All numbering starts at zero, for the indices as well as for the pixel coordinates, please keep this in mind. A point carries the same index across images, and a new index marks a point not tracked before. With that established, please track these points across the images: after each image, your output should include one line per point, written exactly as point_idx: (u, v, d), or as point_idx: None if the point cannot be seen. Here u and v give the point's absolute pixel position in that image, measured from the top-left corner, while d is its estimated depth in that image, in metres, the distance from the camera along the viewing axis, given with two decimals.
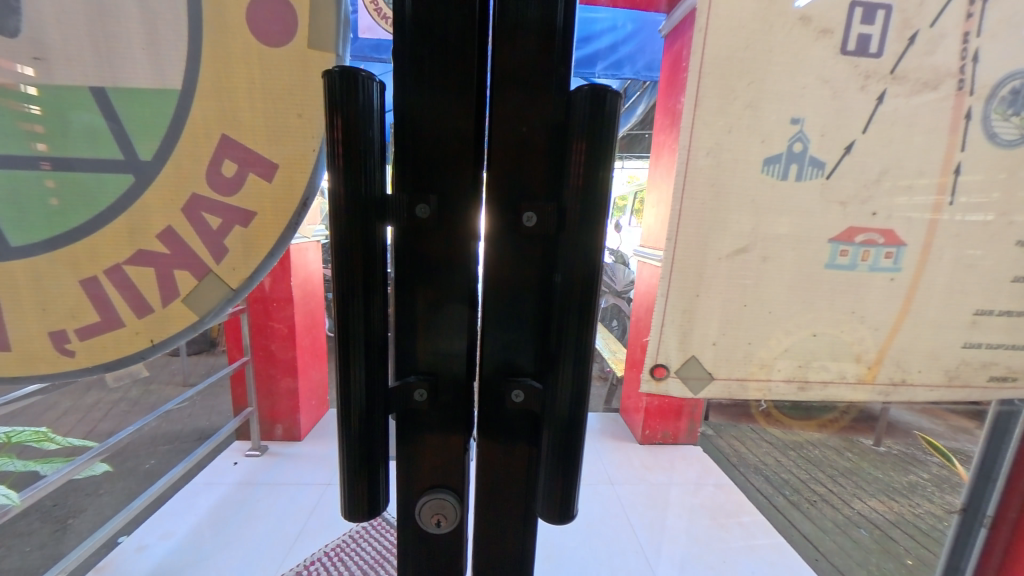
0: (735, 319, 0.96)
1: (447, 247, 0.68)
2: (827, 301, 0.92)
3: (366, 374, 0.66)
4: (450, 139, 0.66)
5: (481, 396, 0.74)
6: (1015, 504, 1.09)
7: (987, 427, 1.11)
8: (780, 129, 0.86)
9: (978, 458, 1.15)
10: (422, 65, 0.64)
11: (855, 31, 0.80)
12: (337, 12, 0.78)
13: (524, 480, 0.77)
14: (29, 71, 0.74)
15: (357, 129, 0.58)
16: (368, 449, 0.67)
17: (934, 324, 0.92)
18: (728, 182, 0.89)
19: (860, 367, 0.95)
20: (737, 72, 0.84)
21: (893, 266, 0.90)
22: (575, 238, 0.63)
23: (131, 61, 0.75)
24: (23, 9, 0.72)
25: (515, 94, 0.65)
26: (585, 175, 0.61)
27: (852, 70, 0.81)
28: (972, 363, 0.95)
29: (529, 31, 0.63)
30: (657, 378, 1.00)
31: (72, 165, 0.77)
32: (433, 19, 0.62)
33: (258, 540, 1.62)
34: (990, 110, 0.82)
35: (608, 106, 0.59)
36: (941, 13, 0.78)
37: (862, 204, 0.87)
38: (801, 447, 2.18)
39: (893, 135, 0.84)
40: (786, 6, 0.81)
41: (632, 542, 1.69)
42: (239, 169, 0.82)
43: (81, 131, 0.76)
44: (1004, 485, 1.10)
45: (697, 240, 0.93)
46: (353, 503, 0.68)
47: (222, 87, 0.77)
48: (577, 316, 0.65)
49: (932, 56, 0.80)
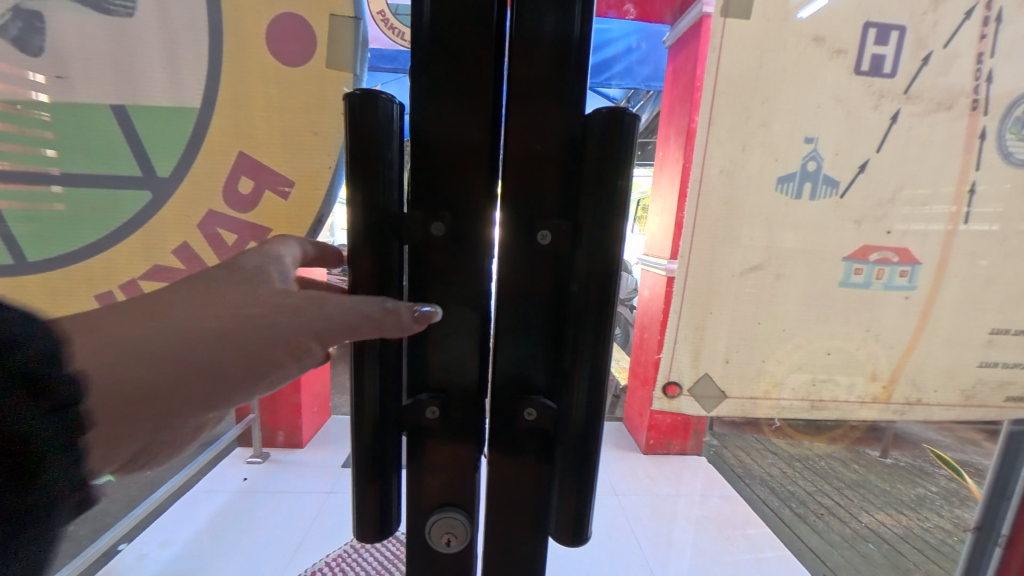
0: (747, 336, 0.95)
1: (459, 263, 0.68)
2: (841, 318, 0.92)
3: (380, 387, 0.66)
4: (466, 157, 0.65)
5: (494, 413, 0.73)
6: None
7: (1001, 446, 1.13)
8: (791, 147, 0.86)
9: (992, 477, 1.15)
10: (438, 80, 0.63)
11: (868, 51, 0.80)
12: (354, 33, 0.78)
13: (535, 498, 0.76)
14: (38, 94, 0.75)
15: (376, 147, 0.58)
16: (380, 462, 0.67)
17: (949, 342, 0.91)
18: (741, 200, 0.90)
19: (875, 386, 0.94)
20: (750, 91, 0.84)
21: (908, 284, 0.89)
22: (589, 255, 0.63)
23: (157, 81, 0.77)
24: (50, 27, 0.73)
25: (531, 112, 0.64)
26: (602, 195, 0.61)
27: (865, 89, 0.81)
28: (988, 382, 0.93)
29: (545, 52, 0.63)
30: (669, 396, 0.98)
31: (76, 182, 0.79)
32: (451, 38, 0.62)
33: (258, 549, 1.61)
34: (1004, 129, 0.82)
35: (624, 130, 0.59)
36: (954, 34, 0.78)
37: (876, 221, 0.87)
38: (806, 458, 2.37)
39: (907, 153, 0.83)
40: (793, 13, 0.79)
41: (638, 555, 1.65)
42: (255, 186, 0.82)
43: (104, 149, 0.78)
44: (1019, 503, 1.10)
45: (709, 256, 0.94)
46: (363, 521, 0.67)
47: (239, 104, 0.79)
48: (593, 338, 0.65)
49: (946, 76, 0.79)
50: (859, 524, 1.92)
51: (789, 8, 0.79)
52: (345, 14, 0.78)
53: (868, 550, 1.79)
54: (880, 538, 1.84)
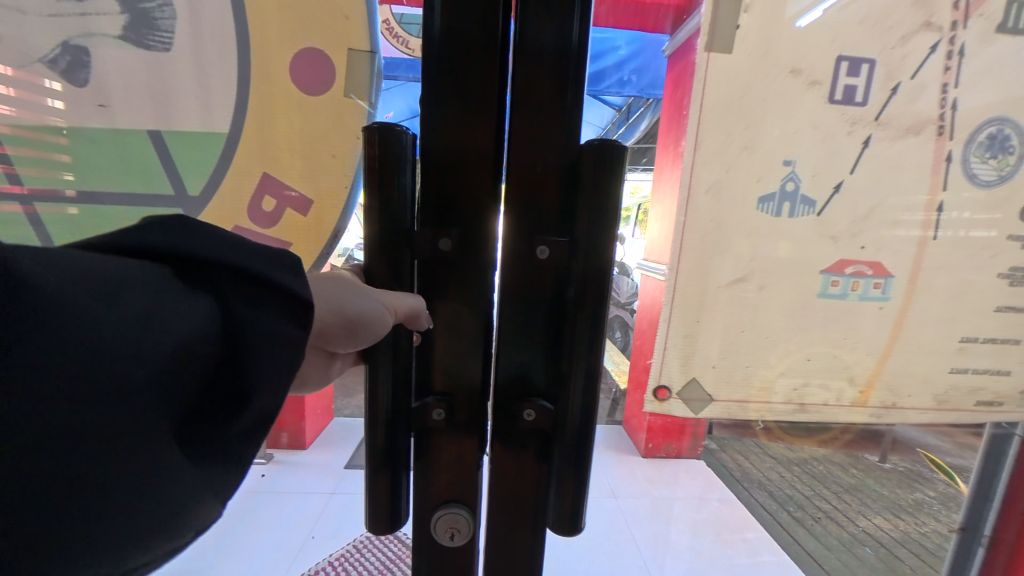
0: (734, 344, 1.01)
1: (465, 277, 0.74)
2: (821, 327, 0.98)
3: (392, 391, 0.72)
4: (473, 181, 0.71)
5: (496, 413, 0.79)
6: (1011, 528, 1.17)
7: (984, 449, 1.22)
8: (773, 169, 0.92)
9: (976, 480, 1.24)
10: (445, 109, 0.70)
11: (842, 82, 0.87)
12: (370, 67, 0.87)
13: (534, 493, 0.82)
14: (59, 105, 0.86)
15: (392, 173, 0.64)
16: (392, 457, 0.73)
17: (922, 350, 0.97)
18: (726, 217, 0.96)
19: (854, 391, 1.00)
20: (732, 118, 0.91)
21: (882, 295, 0.95)
22: (584, 272, 0.69)
23: (196, 111, 0.87)
24: (108, 66, 0.84)
25: (530, 140, 0.71)
26: (597, 217, 0.67)
27: (839, 117, 0.88)
28: (960, 388, 0.99)
29: (543, 87, 0.70)
30: (659, 399, 1.05)
31: (99, 199, 0.90)
32: (458, 75, 0.69)
33: (260, 551, 1.66)
34: (970, 153, 0.88)
35: (616, 159, 0.66)
36: (921, 66, 0.85)
37: (852, 237, 0.93)
38: (804, 462, 2.40)
39: (880, 175, 0.90)
40: (793, 21, 0.85)
41: (636, 557, 1.72)
42: (277, 204, 0.92)
43: (124, 172, 0.89)
44: (1001, 506, 1.20)
45: (699, 268, 1.00)
46: (376, 513, 0.74)
47: (266, 133, 0.89)
48: (586, 347, 0.71)
49: (915, 104, 0.86)
50: (857, 528, 1.99)
51: (788, 18, 0.85)
52: (362, 49, 0.86)
53: (865, 554, 1.86)
54: (876, 543, 1.91)
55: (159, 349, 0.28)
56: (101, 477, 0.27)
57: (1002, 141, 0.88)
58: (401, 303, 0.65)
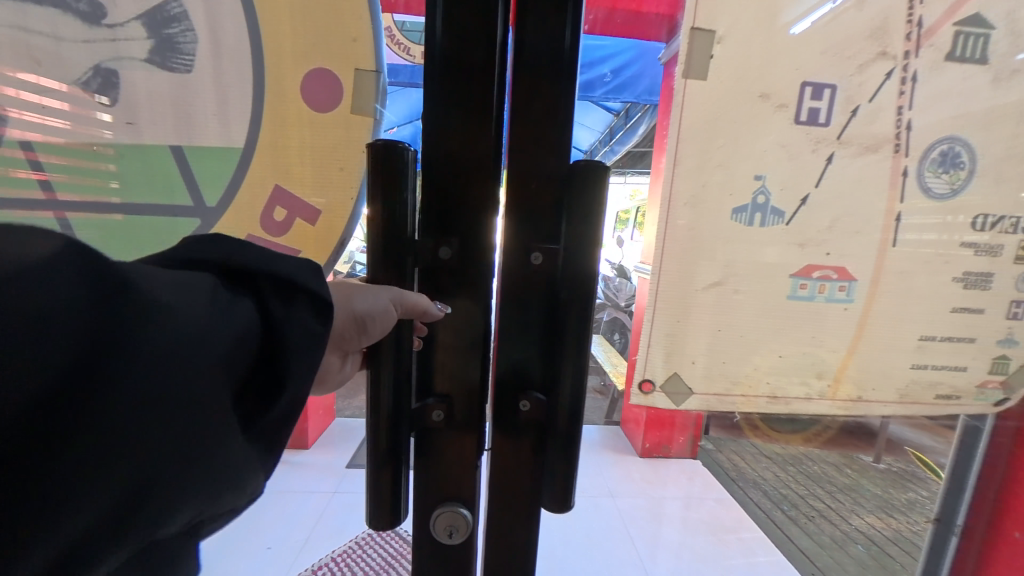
0: (713, 342, 1.10)
1: (464, 284, 0.83)
2: (791, 327, 1.07)
3: (394, 391, 0.79)
4: (470, 197, 0.80)
5: (496, 406, 0.88)
6: (982, 519, 1.26)
7: (957, 441, 1.30)
8: (746, 183, 1.02)
9: (951, 470, 1.33)
10: (446, 130, 0.79)
11: (807, 105, 0.96)
12: (375, 85, 0.96)
13: (529, 479, 0.91)
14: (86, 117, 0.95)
15: (396, 188, 0.72)
16: (395, 455, 0.81)
17: (884, 348, 1.06)
18: (704, 226, 1.05)
19: (823, 384, 1.09)
20: (708, 138, 1.00)
21: (846, 298, 1.04)
22: (572, 278, 0.78)
23: (218, 129, 0.96)
24: (145, 90, 0.94)
25: (524, 160, 0.81)
26: (582, 228, 0.76)
27: (804, 136, 0.97)
28: (920, 382, 1.08)
29: (536, 114, 0.80)
30: (645, 392, 1.15)
31: (123, 209, 0.99)
32: (455, 102, 0.78)
33: (266, 547, 1.76)
34: (924, 168, 0.98)
35: (599, 177, 0.75)
36: (878, 91, 0.94)
37: (817, 245, 1.03)
38: (799, 462, 2.22)
39: (842, 189, 0.99)
40: (787, 28, 0.94)
41: (631, 554, 1.82)
42: (288, 214, 1.01)
43: (146, 183, 0.98)
44: (972, 497, 1.28)
45: (680, 273, 1.09)
46: (379, 506, 0.81)
47: (277, 148, 0.98)
48: (575, 345, 0.80)
49: (873, 125, 0.96)
50: (850, 526, 2.03)
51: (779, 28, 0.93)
52: (369, 69, 0.96)
53: (857, 552, 1.94)
54: (868, 540, 1.98)
55: (220, 332, 0.37)
56: (194, 428, 0.34)
57: (953, 158, 0.97)
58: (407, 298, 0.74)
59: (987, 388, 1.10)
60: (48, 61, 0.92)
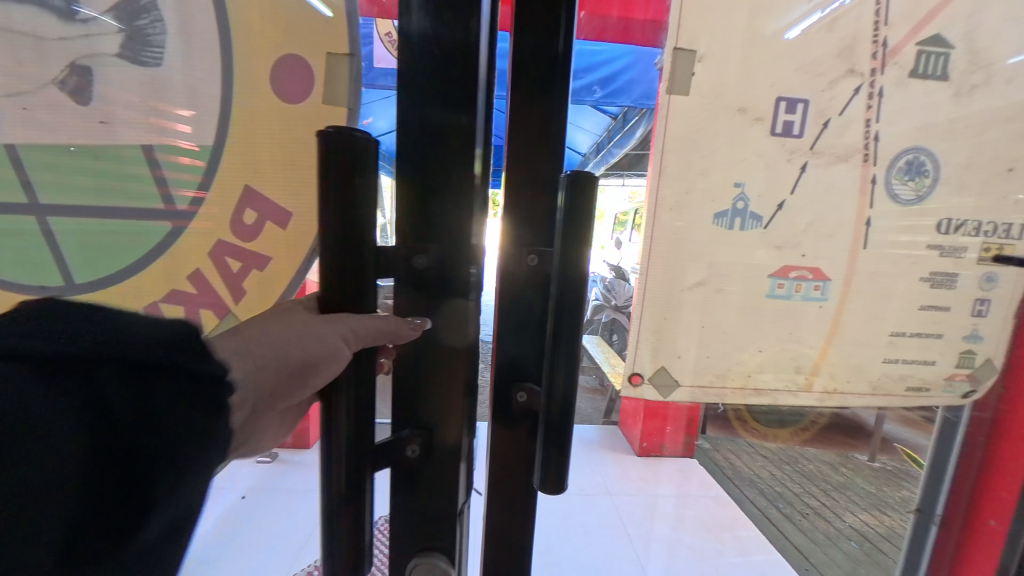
0: (697, 338, 1.17)
1: (449, 293, 0.86)
2: (771, 324, 1.15)
3: (354, 414, 0.71)
4: (449, 206, 0.84)
5: (497, 395, 0.96)
6: (959, 507, 1.32)
7: (937, 432, 1.34)
8: (728, 190, 1.09)
9: (932, 460, 1.37)
10: (434, 141, 0.84)
11: (782, 118, 1.04)
12: (346, 75, 0.98)
13: (525, 469, 0.97)
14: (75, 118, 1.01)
15: (353, 181, 0.62)
16: (357, 490, 0.72)
17: (857, 342, 1.14)
18: (690, 231, 1.12)
19: (800, 377, 1.17)
20: (691, 148, 1.07)
21: (821, 296, 1.12)
22: (561, 281, 0.84)
23: (192, 131, 1.01)
24: (160, 104, 1.01)
25: (518, 170, 0.88)
26: (568, 234, 0.81)
27: (780, 147, 1.05)
28: (892, 375, 1.16)
29: (529, 129, 0.88)
30: (634, 384, 1.21)
31: (105, 210, 1.04)
32: (428, 112, 0.83)
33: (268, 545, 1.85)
34: (891, 176, 1.06)
35: (585, 186, 0.78)
36: (848, 105, 1.02)
37: (793, 247, 1.10)
38: (794, 461, 2.47)
39: (815, 195, 1.07)
40: (783, 34, 1.01)
41: (626, 546, 1.90)
42: (258, 217, 1.04)
43: (123, 183, 1.03)
44: (950, 485, 1.33)
45: (666, 274, 1.15)
46: (335, 550, 0.71)
47: (250, 145, 1.02)
48: (566, 346, 0.84)
49: (843, 137, 1.04)
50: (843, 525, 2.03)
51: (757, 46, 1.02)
52: (341, 52, 0.98)
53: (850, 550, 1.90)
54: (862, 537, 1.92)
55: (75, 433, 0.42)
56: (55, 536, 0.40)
57: (918, 167, 1.05)
58: (364, 327, 0.69)
59: (955, 380, 1.18)
60: (33, 65, 0.99)
